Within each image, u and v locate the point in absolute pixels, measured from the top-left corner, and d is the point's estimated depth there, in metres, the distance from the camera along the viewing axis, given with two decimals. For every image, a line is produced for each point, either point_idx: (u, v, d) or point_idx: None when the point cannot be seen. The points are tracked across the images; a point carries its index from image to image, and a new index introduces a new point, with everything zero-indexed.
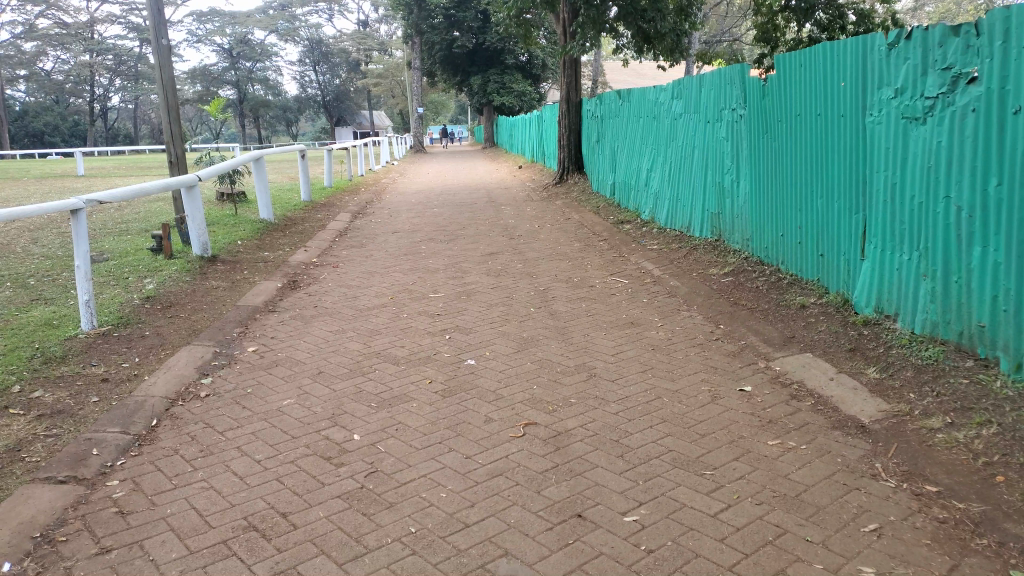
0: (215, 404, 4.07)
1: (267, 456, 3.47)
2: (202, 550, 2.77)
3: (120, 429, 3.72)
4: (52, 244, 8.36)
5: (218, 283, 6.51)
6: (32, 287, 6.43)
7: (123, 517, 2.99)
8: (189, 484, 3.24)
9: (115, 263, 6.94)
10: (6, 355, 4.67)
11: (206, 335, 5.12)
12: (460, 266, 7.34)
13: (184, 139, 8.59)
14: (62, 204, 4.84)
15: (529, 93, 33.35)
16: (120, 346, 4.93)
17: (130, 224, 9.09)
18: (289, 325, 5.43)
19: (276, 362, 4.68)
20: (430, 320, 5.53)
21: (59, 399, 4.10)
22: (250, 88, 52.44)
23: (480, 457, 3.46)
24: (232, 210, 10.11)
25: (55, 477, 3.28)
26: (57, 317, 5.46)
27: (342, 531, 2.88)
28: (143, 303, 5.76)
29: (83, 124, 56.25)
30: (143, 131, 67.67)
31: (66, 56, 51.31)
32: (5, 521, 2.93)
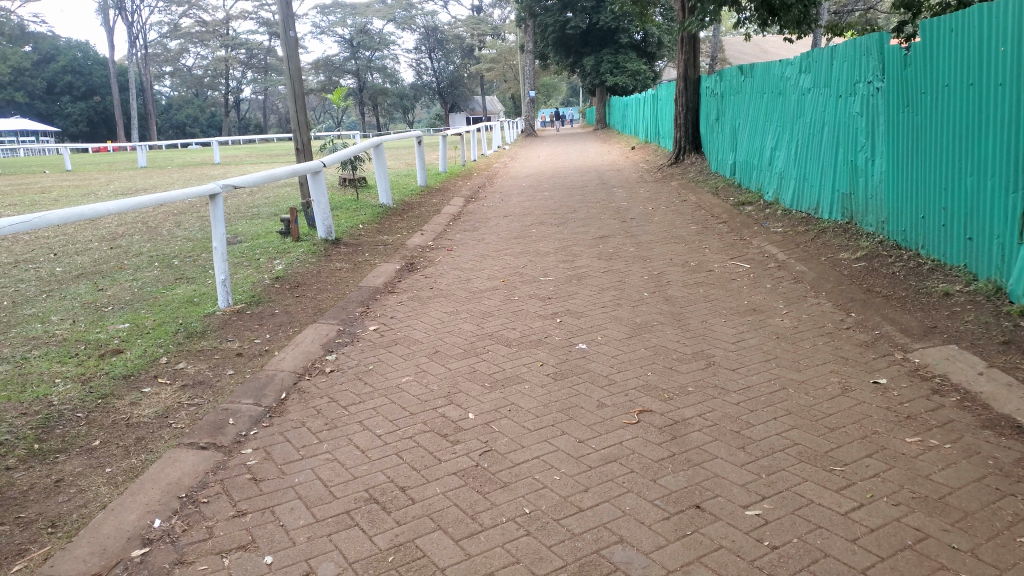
0: (339, 379, 4.25)
1: (387, 431, 3.58)
2: (327, 518, 2.89)
3: (253, 401, 3.94)
4: (192, 227, 8.93)
5: (341, 264, 6.78)
6: (175, 267, 6.90)
7: (257, 484, 3.17)
8: (315, 454, 3.39)
9: (248, 246, 7.35)
10: (154, 330, 5.05)
11: (331, 314, 5.34)
12: (573, 250, 7.31)
13: (310, 127, 8.93)
14: (202, 190, 5.14)
15: (644, 72, 32.51)
16: (253, 323, 5.22)
17: (261, 208, 9.60)
18: (407, 306, 5.58)
19: (395, 341, 4.82)
20: (542, 304, 5.53)
21: (200, 370, 4.40)
22: (369, 77, 54.05)
23: (594, 442, 3.44)
24: (353, 195, 10.48)
25: (196, 443, 3.51)
26: (197, 295, 5.86)
27: (458, 508, 2.93)
28: (273, 283, 6.08)
29: (219, 116, 59.89)
30: (271, 121, 71.32)
31: (203, 52, 54.70)
32: (154, 481, 3.17)
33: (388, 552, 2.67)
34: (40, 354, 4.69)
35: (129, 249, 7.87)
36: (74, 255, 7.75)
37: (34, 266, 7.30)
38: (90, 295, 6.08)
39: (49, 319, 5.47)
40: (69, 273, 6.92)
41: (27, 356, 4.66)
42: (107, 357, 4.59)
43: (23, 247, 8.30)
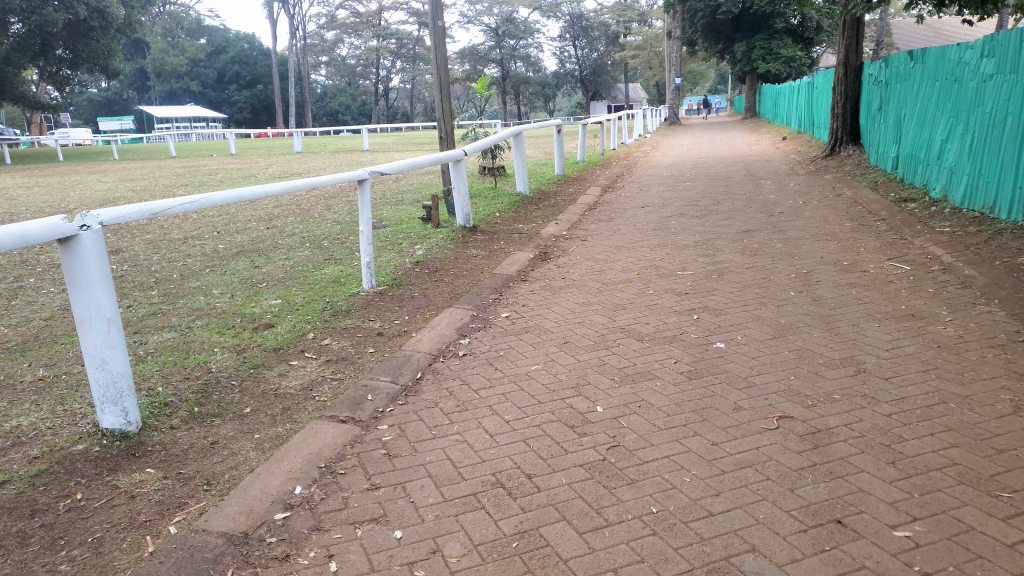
0: (471, 363, 4.32)
1: (515, 417, 3.60)
2: (455, 498, 2.94)
3: (390, 379, 4.08)
4: (341, 211, 9.38)
5: (477, 251, 6.88)
6: (325, 249, 7.28)
7: (390, 459, 3.28)
8: (445, 435, 3.46)
9: (391, 230, 7.62)
10: (302, 307, 5.35)
11: (466, 299, 5.43)
12: (713, 244, 7.07)
13: (454, 116, 9.13)
14: (350, 175, 5.36)
15: (799, 58, 30.89)
16: (393, 304, 5.40)
17: (404, 194, 9.94)
18: (540, 295, 5.59)
19: (526, 329, 4.84)
20: (678, 299, 5.38)
21: (342, 347, 4.61)
22: (513, 66, 54.69)
23: (728, 445, 3.30)
24: (493, 183, 10.63)
25: (337, 416, 3.68)
26: (342, 276, 6.14)
27: (583, 500, 2.90)
28: (413, 267, 6.27)
29: (370, 103, 62.67)
30: (417, 109, 73.84)
31: (358, 43, 57.36)
32: (297, 450, 3.35)
33: (512, 538, 2.68)
34: (202, 324, 5.09)
35: (284, 230, 8.38)
36: (235, 234, 8.35)
37: (200, 243, 7.94)
38: (247, 272, 6.53)
39: (211, 292, 5.93)
40: (230, 250, 7.46)
41: (192, 326, 5.07)
42: (260, 330, 4.91)
43: (192, 225, 9.04)
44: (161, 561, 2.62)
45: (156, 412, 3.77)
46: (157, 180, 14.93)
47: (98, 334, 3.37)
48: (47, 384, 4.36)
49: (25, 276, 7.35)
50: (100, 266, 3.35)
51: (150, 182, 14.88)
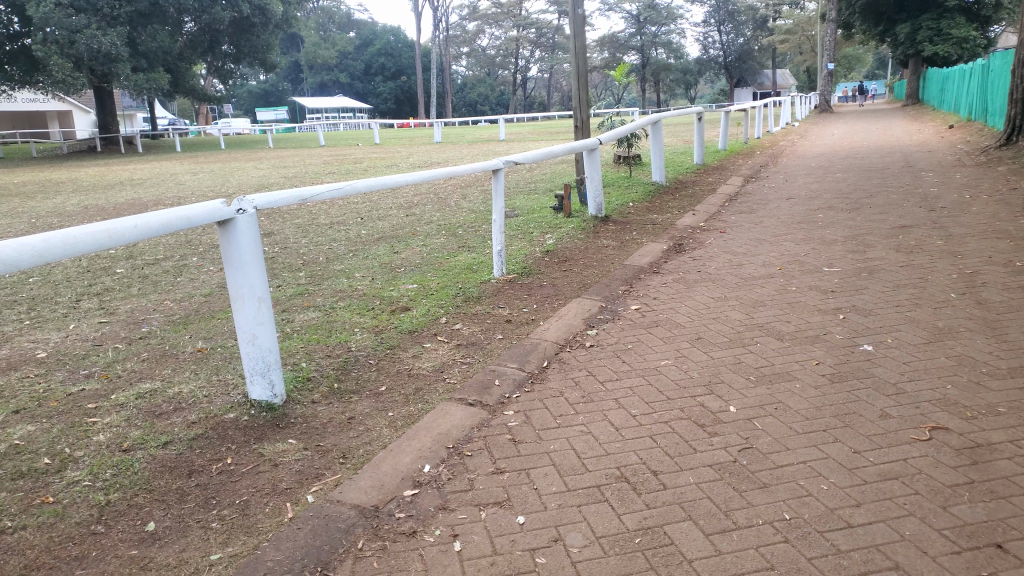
0: (598, 354, 4.28)
1: (643, 411, 3.53)
2: (578, 489, 2.93)
3: (517, 365, 4.11)
4: (475, 200, 9.55)
5: (609, 241, 6.81)
6: (459, 236, 7.45)
7: (515, 445, 3.30)
8: (570, 425, 3.44)
9: (523, 219, 7.69)
10: (436, 292, 5.50)
11: (596, 290, 5.39)
12: (864, 239, 6.62)
13: (590, 105, 9.06)
14: (486, 164, 5.44)
15: (973, 39, 28.31)
16: (523, 292, 5.44)
17: (539, 183, 9.99)
18: (672, 288, 5.45)
19: (656, 322, 4.74)
20: (822, 297, 5.09)
21: (473, 332, 4.69)
22: (654, 53, 53.58)
23: (872, 454, 3.09)
24: (628, 172, 10.48)
25: (465, 399, 3.75)
26: (476, 263, 6.27)
27: (711, 501, 2.81)
28: (543, 256, 6.30)
29: (508, 93, 63.45)
30: (555, 98, 74.01)
31: (499, 33, 58.13)
32: (427, 430, 3.45)
33: (635, 533, 2.64)
34: (344, 305, 5.35)
35: (422, 217, 8.65)
36: (376, 220, 8.71)
37: (345, 228, 8.34)
38: (386, 256, 6.79)
39: (353, 275, 6.21)
40: (371, 236, 7.80)
41: (335, 307, 5.33)
42: (396, 313, 5.10)
43: (338, 211, 9.52)
44: (299, 526, 2.78)
45: (299, 386, 4.00)
46: (308, 168, 15.84)
47: (250, 311, 3.63)
48: (206, 355, 4.73)
49: (191, 255, 8.02)
50: (254, 248, 3.59)
51: (301, 169, 15.78)
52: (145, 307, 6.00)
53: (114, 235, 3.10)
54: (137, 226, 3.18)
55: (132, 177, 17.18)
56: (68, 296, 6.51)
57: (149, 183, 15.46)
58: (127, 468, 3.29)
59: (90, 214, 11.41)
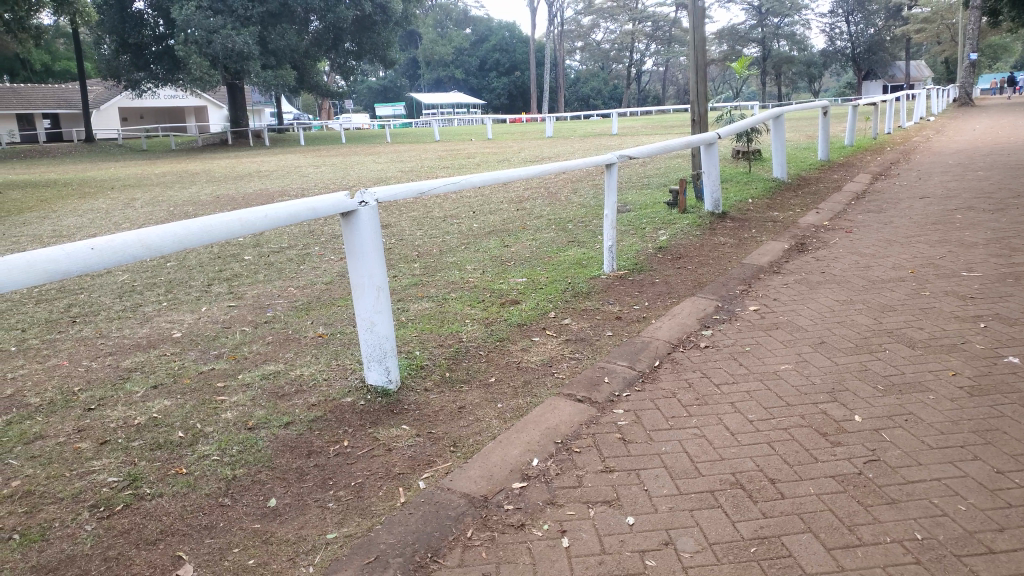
0: (713, 356, 4.14)
1: (760, 417, 3.39)
2: (690, 493, 2.84)
3: (627, 363, 4.04)
4: (587, 195, 9.48)
5: (725, 239, 6.59)
6: (570, 230, 7.41)
7: (625, 444, 3.24)
8: (683, 427, 3.35)
9: (635, 215, 7.57)
10: (546, 286, 5.49)
11: (711, 289, 5.23)
12: (1009, 243, 6.12)
13: (709, 99, 8.81)
14: (600, 158, 5.37)
15: None
16: (634, 289, 5.35)
17: (652, 178, 9.81)
18: (793, 289, 5.22)
19: (776, 324, 4.54)
20: (960, 304, 4.73)
21: (583, 327, 4.66)
22: (775, 45, 51.49)
23: (1017, 475, 2.84)
24: (746, 168, 10.14)
25: (574, 395, 3.71)
26: (586, 258, 6.22)
27: (833, 514, 2.66)
28: (656, 252, 6.18)
29: (621, 87, 62.73)
30: (670, 93, 72.56)
31: (614, 27, 57.54)
32: (536, 424, 3.44)
33: (751, 542, 2.54)
34: (455, 297, 5.43)
35: (532, 211, 8.67)
36: (488, 214, 8.80)
37: (457, 221, 8.47)
38: (497, 250, 6.85)
39: (464, 267, 6.30)
40: (483, 229, 7.89)
41: (447, 297, 5.43)
42: (506, 306, 5.13)
43: (452, 205, 9.69)
44: (411, 511, 2.84)
45: (413, 374, 4.11)
46: (423, 162, 16.21)
47: (369, 299, 3.74)
48: (325, 340, 4.92)
49: (313, 244, 8.37)
50: (374, 239, 3.69)
51: (417, 163, 16.18)
52: (270, 293, 6.32)
53: (246, 225, 3.27)
54: (266, 217, 3.34)
55: (260, 169, 18.12)
56: (202, 281, 6.92)
57: (275, 176, 16.26)
58: (252, 445, 3.47)
59: (221, 203, 12.11)
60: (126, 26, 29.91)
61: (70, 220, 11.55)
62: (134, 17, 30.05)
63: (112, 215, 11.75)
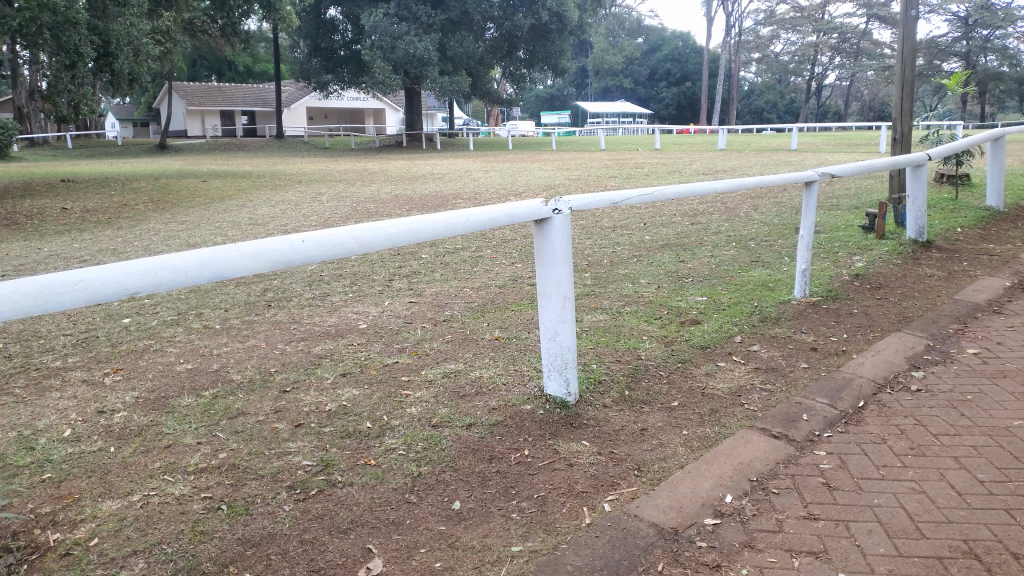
0: (928, 402, 3.73)
1: (992, 479, 3.00)
2: (913, 556, 2.54)
3: (828, 402, 3.72)
4: (769, 212, 9.01)
5: (932, 270, 5.99)
6: (751, 250, 7.04)
7: (830, 491, 2.97)
8: (898, 479, 3.02)
9: (825, 237, 7.08)
10: (729, 308, 5.22)
11: (919, 326, 4.75)
12: None
13: (914, 117, 8.12)
14: (799, 175, 5.03)
15: None
16: (828, 319, 4.96)
17: (842, 199, 9.17)
18: (1019, 333, 4.64)
19: (1002, 373, 4.04)
20: None
21: (774, 356, 4.36)
22: (982, 59, 47.10)
23: None
24: (952, 194, 9.26)
25: (768, 430, 3.47)
26: (772, 280, 5.86)
27: None
28: (852, 280, 5.73)
29: (799, 101, 59.94)
30: (853, 109, 68.41)
31: (796, 38, 55.11)
32: (728, 457, 3.23)
33: None
34: (631, 311, 5.28)
35: (709, 227, 8.36)
36: (662, 226, 8.56)
37: (629, 232, 8.31)
38: (673, 265, 6.62)
39: (639, 281, 6.13)
40: (657, 242, 7.67)
41: (623, 311, 5.29)
42: (686, 325, 4.92)
43: (623, 215, 9.54)
44: (597, 534, 2.74)
45: (592, 387, 4.01)
46: (591, 171, 16.15)
47: (554, 308, 3.67)
48: (503, 344, 4.93)
49: (485, 247, 8.51)
50: (566, 248, 3.62)
51: (586, 172, 16.15)
52: (447, 292, 6.46)
53: (450, 227, 3.31)
54: (467, 220, 3.35)
55: (434, 172, 18.82)
56: (382, 275, 7.21)
57: (448, 178, 16.81)
58: (436, 444, 3.51)
59: (400, 202, 12.66)
60: (320, 31, 32.45)
61: (265, 210, 12.50)
62: (328, 23, 32.47)
63: (302, 207, 12.61)
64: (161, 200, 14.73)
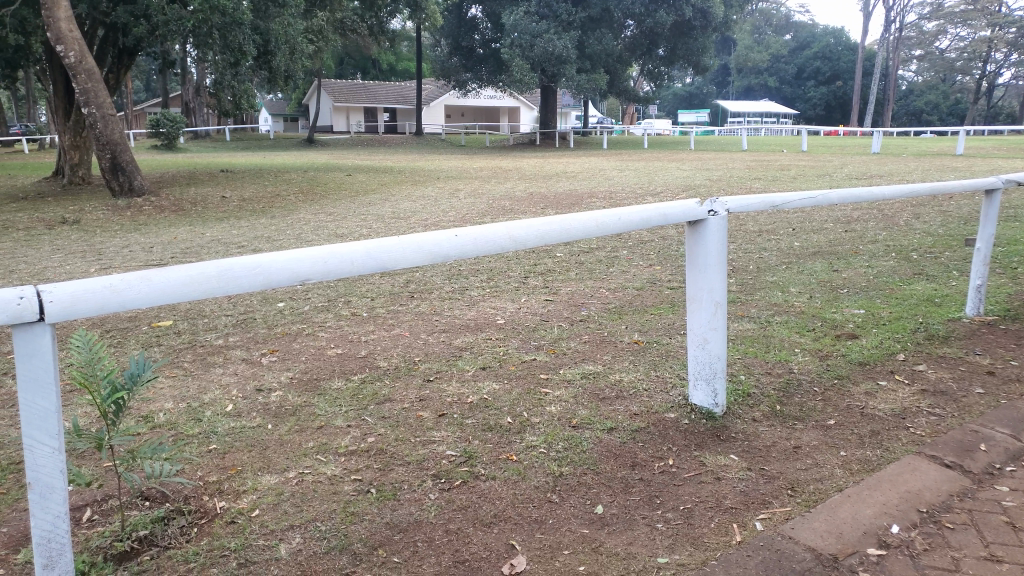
0: None
1: None
2: None
3: (1009, 433, 3.39)
4: (933, 222, 8.35)
5: None
6: (914, 261, 6.55)
7: (1015, 532, 2.69)
8: None
9: (1001, 252, 6.48)
10: (890, 323, 4.87)
11: None
12: None
13: None
14: (980, 182, 4.60)
15: None
16: (1007, 341, 4.52)
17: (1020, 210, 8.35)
18: None
19: None
20: None
21: (943, 378, 4.02)
22: None
23: None
24: None
25: (940, 458, 3.19)
26: (939, 295, 5.42)
27: None
28: None
29: (965, 101, 55.40)
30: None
31: (966, 33, 50.92)
32: (893, 484, 3.00)
33: None
34: (781, 321, 5.04)
35: (865, 235, 7.85)
36: (811, 233, 8.13)
37: (776, 238, 7.94)
38: (825, 274, 6.27)
39: (788, 289, 5.84)
40: (806, 249, 7.29)
41: (771, 320, 5.05)
42: (842, 339, 4.63)
43: (768, 219, 9.14)
44: (749, 553, 2.61)
45: (740, 400, 3.84)
46: (732, 172, 15.59)
47: (705, 314, 3.51)
48: (643, 348, 4.83)
49: (622, 248, 8.40)
50: (721, 253, 3.47)
51: (726, 173, 15.61)
52: (584, 292, 6.41)
53: (603, 226, 3.23)
54: (621, 218, 3.26)
55: (568, 170, 18.81)
56: (519, 272, 7.26)
57: (582, 176, 16.75)
58: (577, 445, 3.47)
59: (535, 200, 12.74)
60: (462, 30, 33.21)
61: (406, 204, 12.93)
62: (469, 22, 33.18)
63: (440, 202, 12.95)
64: (310, 192, 15.55)
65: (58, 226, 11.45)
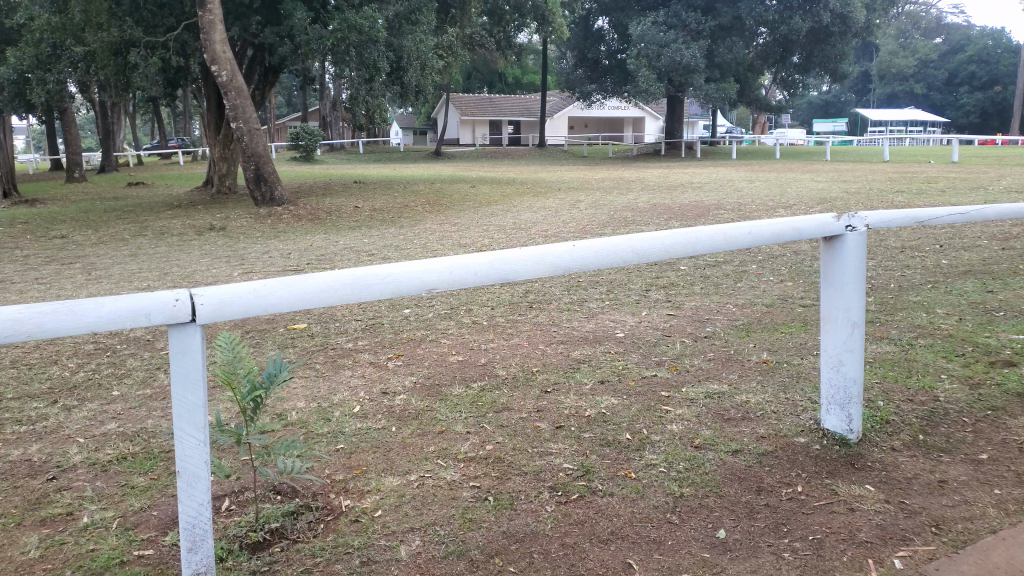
0: None
1: None
2: None
3: None
4: None
5: None
6: None
7: None
8: None
9: None
10: None
11: None
12: None
13: None
14: None
15: None
16: None
17: None
18: None
19: None
20: None
21: None
22: None
23: None
24: None
25: None
26: None
27: None
28: None
29: None
30: None
31: None
32: None
33: None
34: (925, 344, 4.69)
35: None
36: (962, 250, 7.54)
37: (921, 255, 7.42)
38: (977, 295, 5.79)
39: (935, 310, 5.44)
40: (955, 268, 6.77)
41: (915, 343, 4.71)
42: (997, 366, 4.25)
43: (912, 235, 8.56)
44: None
45: (878, 428, 3.59)
46: (871, 184, 14.74)
47: (840, 335, 3.32)
48: (771, 368, 4.63)
49: (750, 262, 8.12)
50: (859, 270, 3.27)
51: (865, 185, 14.79)
52: (708, 307, 6.23)
53: (731, 240, 3.12)
54: (749, 233, 3.14)
55: (694, 181, 18.41)
56: (641, 285, 7.15)
57: (709, 187, 16.34)
58: (699, 466, 3.37)
59: (659, 211, 12.55)
60: (588, 41, 33.30)
61: (528, 215, 13.07)
62: (595, 33, 33.23)
63: (562, 213, 13.00)
64: (437, 203, 16.01)
65: (208, 233, 12.36)
